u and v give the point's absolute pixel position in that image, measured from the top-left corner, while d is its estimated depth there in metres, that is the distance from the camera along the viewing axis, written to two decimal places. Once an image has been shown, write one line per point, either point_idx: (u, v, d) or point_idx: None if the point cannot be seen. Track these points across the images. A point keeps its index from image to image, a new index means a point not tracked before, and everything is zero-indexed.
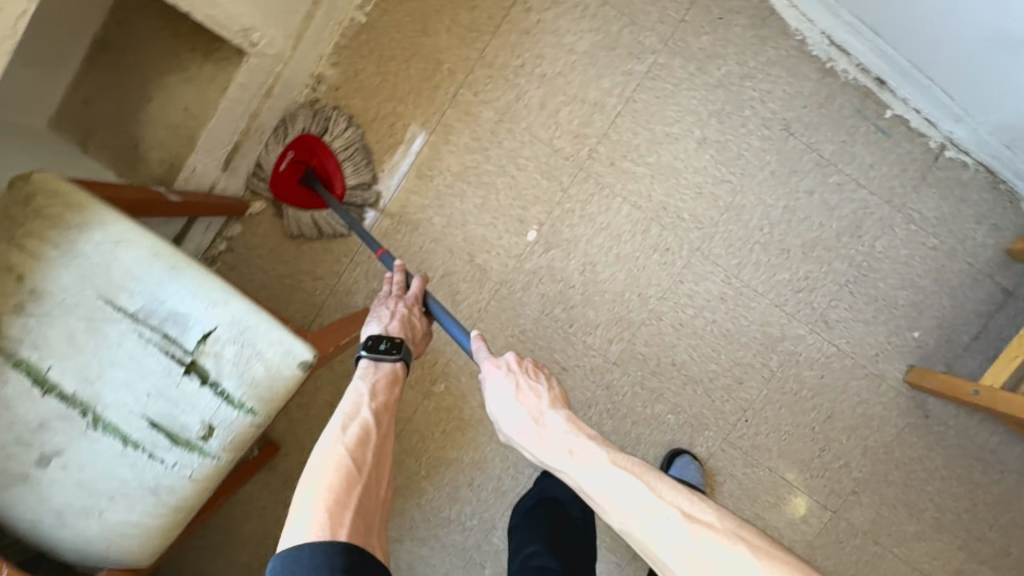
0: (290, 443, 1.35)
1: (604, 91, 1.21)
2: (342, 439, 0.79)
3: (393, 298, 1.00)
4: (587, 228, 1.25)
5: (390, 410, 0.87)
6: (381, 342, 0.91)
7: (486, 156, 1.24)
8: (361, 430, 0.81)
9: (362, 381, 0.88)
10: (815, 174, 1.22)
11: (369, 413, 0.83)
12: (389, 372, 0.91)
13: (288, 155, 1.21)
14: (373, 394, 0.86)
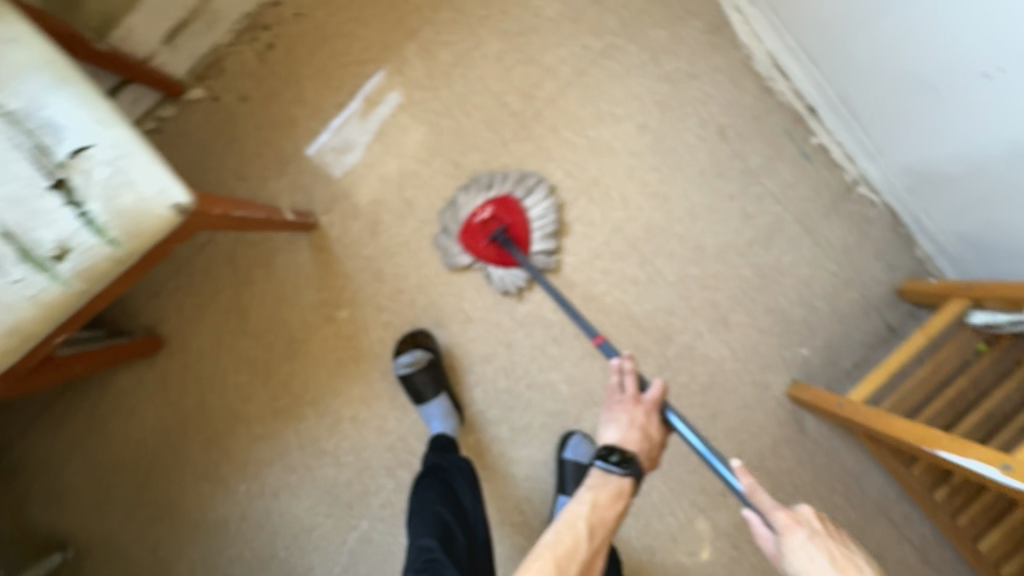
0: (176, 342, 1.30)
1: (560, 60, 1.26)
2: (558, 555, 0.81)
3: (628, 402, 1.01)
4: (518, 186, 1.28)
5: (607, 526, 0.88)
6: (611, 454, 0.94)
7: (436, 95, 1.26)
8: (584, 547, 0.83)
9: (585, 504, 0.89)
10: (739, 182, 1.29)
11: (585, 526, 0.86)
12: (613, 485, 0.92)
13: (484, 212, 1.25)
14: (595, 509, 0.88)
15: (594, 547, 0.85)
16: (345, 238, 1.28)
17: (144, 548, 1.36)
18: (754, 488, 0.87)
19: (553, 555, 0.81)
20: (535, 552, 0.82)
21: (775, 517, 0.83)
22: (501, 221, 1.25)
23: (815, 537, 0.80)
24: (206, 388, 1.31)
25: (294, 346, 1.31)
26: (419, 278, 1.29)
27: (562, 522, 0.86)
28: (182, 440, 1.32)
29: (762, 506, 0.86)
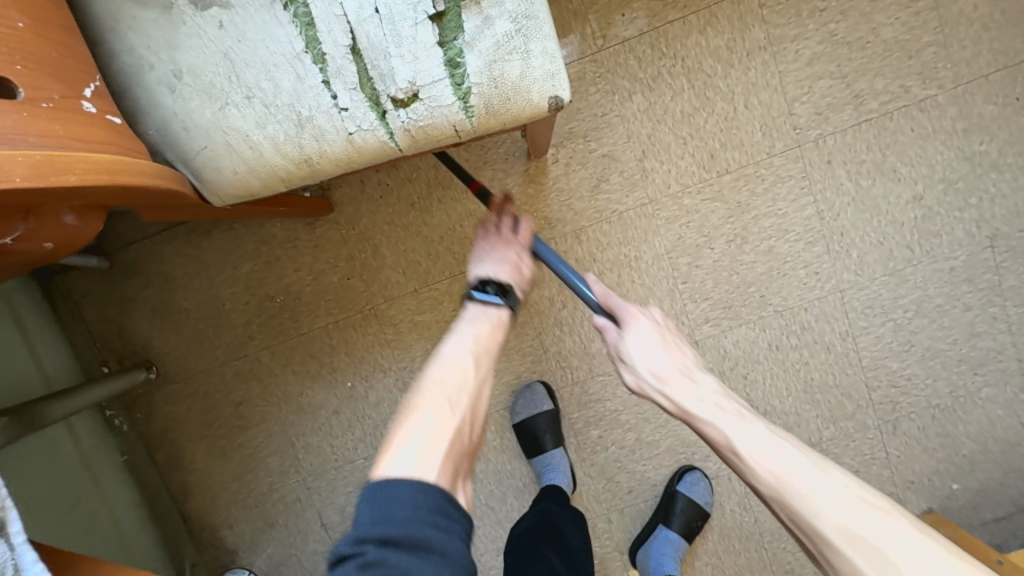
0: (345, 213, 1.19)
1: (872, 91, 1.10)
2: (464, 409, 0.75)
3: (501, 239, 0.97)
4: (762, 203, 1.15)
5: (489, 355, 0.84)
6: (489, 286, 0.91)
7: (725, 71, 1.10)
8: (473, 383, 0.78)
9: (469, 336, 0.84)
10: (983, 297, 1.17)
11: (470, 359, 0.80)
12: (493, 328, 0.88)
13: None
14: (478, 340, 0.83)
15: (482, 379, 0.80)
16: (561, 182, 1.16)
17: (224, 400, 1.27)
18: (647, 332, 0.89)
19: (445, 381, 0.77)
20: (427, 382, 0.77)
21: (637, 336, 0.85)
22: None
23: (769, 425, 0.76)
24: (355, 272, 1.21)
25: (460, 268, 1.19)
26: (618, 254, 1.18)
27: (462, 356, 0.80)
28: (309, 312, 1.23)
29: (618, 318, 0.88)
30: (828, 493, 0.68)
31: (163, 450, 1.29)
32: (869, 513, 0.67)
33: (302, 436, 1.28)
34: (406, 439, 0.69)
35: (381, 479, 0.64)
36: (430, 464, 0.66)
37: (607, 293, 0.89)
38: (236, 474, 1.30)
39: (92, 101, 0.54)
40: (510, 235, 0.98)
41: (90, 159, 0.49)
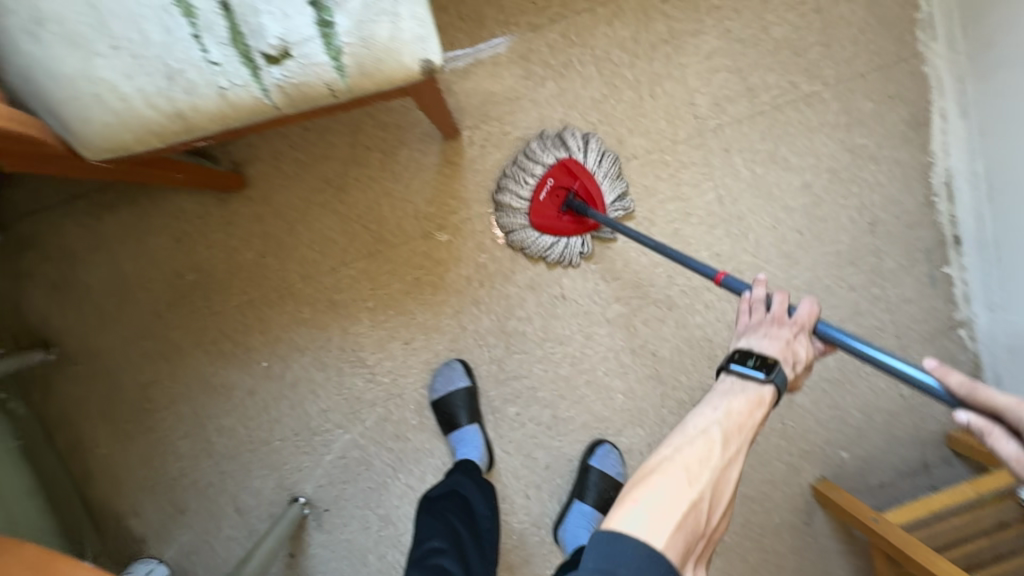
0: (259, 189, 1.18)
1: (764, 86, 1.19)
2: (690, 459, 0.69)
3: (771, 320, 0.83)
4: (667, 188, 1.21)
5: (745, 434, 0.73)
6: (750, 358, 0.78)
7: (632, 61, 1.17)
8: (732, 464, 0.71)
9: (718, 411, 0.75)
10: (866, 278, 1.27)
11: (720, 432, 0.72)
12: (745, 402, 0.76)
13: (548, 181, 1.16)
14: (728, 416, 0.74)
15: (732, 454, 0.71)
16: (477, 163, 1.19)
17: (130, 381, 1.23)
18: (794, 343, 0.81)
19: (689, 460, 0.69)
20: (664, 455, 0.71)
21: (955, 375, 0.69)
22: (568, 187, 1.16)
23: None
24: (271, 249, 1.20)
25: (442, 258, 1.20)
26: (533, 235, 1.22)
27: (716, 418, 0.74)
28: (222, 290, 1.21)
29: (988, 410, 0.66)
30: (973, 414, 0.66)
31: (62, 433, 1.24)
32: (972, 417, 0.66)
33: (214, 418, 1.25)
34: (648, 494, 0.66)
35: (613, 530, 0.63)
36: (659, 530, 0.63)
37: (972, 385, 0.67)
38: (144, 457, 1.26)
39: None
40: (780, 313, 0.82)
41: None
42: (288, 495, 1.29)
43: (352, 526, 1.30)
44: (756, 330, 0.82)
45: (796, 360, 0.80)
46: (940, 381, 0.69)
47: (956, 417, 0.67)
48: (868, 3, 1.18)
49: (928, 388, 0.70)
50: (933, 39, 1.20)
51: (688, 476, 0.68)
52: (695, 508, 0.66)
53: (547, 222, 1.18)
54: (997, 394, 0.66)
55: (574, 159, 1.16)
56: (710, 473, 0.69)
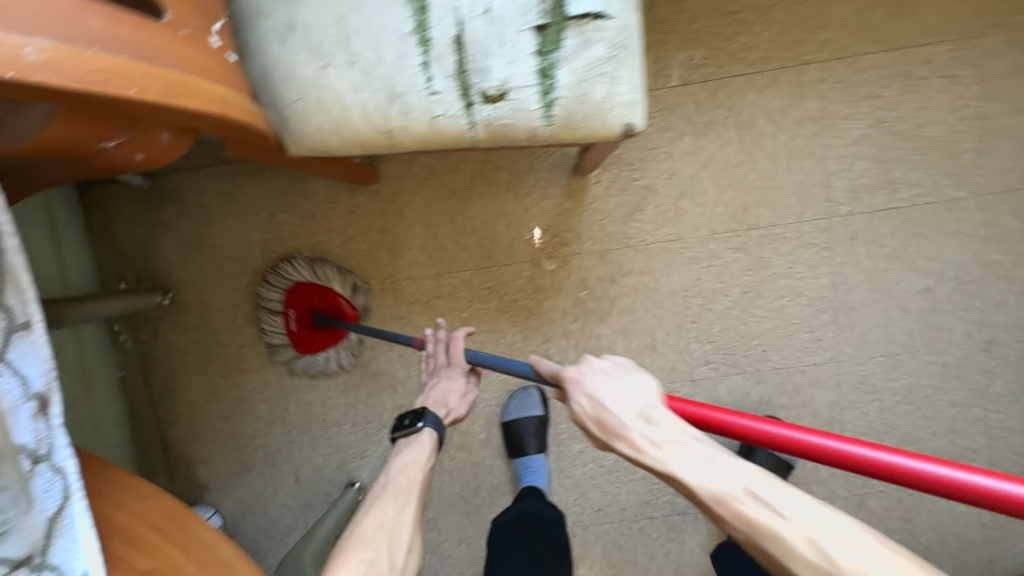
0: (387, 187, 1.23)
1: (908, 182, 1.16)
2: (381, 530, 0.78)
3: (444, 364, 1.05)
4: (782, 263, 1.20)
5: (416, 479, 0.87)
6: (404, 418, 0.96)
7: (774, 133, 1.16)
8: (416, 488, 0.86)
9: (376, 478, 0.88)
10: (970, 396, 1.22)
11: (385, 491, 0.84)
12: (430, 447, 0.93)
13: (290, 311, 1.25)
14: (388, 470, 0.89)
15: (401, 504, 0.83)
16: (599, 202, 1.20)
17: (230, 340, 1.30)
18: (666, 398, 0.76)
19: (373, 532, 0.77)
20: (374, 518, 0.80)
21: (586, 404, 0.77)
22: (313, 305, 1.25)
23: (746, 492, 0.64)
24: (385, 244, 1.25)
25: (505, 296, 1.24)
26: (637, 282, 1.22)
27: (387, 483, 0.86)
28: (332, 272, 1.27)
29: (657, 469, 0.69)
30: (792, 527, 0.61)
31: (156, 375, 1.32)
32: (823, 510, 0.62)
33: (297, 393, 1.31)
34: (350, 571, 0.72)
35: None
36: None
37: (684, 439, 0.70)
38: (224, 414, 1.32)
39: (218, 36, 0.63)
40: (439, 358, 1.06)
41: (210, 90, 0.57)
42: (346, 478, 1.33)
43: None
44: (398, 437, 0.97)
45: (446, 407, 1.00)
46: (624, 375, 0.78)
47: (727, 487, 0.65)
48: None
49: (716, 468, 0.67)
50: None
51: (363, 542, 0.76)
52: (378, 559, 0.74)
53: (316, 348, 1.26)
54: (705, 478, 0.66)
55: (309, 283, 1.24)
56: (369, 559, 0.74)
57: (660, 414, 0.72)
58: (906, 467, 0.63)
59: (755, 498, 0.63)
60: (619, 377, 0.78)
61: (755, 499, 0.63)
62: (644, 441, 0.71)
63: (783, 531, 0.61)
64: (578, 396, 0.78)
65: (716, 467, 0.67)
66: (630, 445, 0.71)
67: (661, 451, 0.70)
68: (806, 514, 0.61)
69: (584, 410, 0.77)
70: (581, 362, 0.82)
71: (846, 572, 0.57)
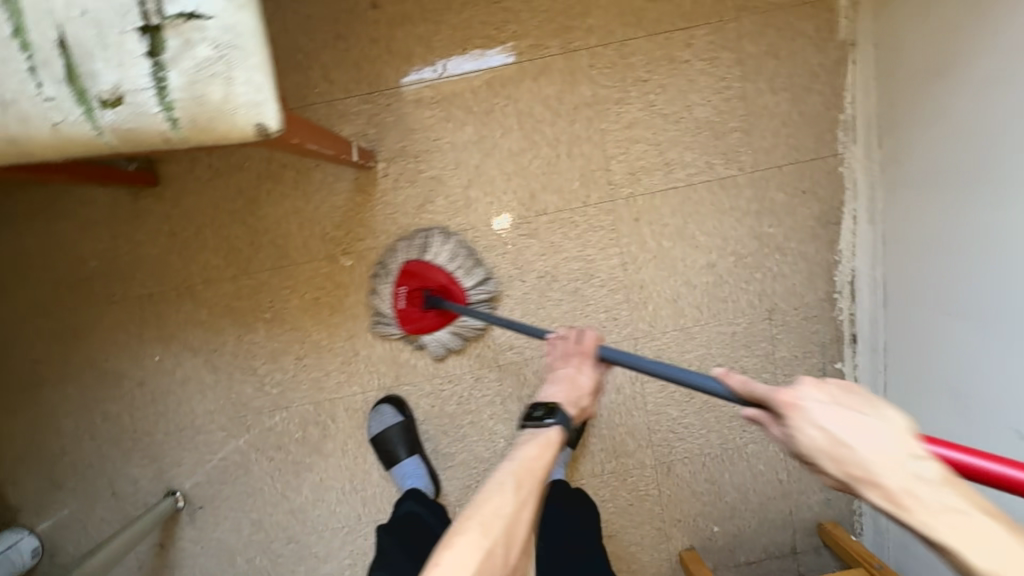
0: (171, 190, 1.20)
1: (681, 162, 1.20)
2: (484, 514, 0.70)
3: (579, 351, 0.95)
4: (573, 246, 1.23)
5: (536, 476, 0.77)
6: (537, 409, 0.86)
7: (553, 120, 1.18)
8: (522, 530, 0.71)
9: (514, 460, 0.78)
10: (759, 363, 1.30)
11: (511, 480, 0.75)
12: (557, 447, 0.82)
13: (401, 290, 1.22)
14: (528, 464, 0.77)
15: (523, 501, 0.73)
16: (388, 194, 1.20)
17: (22, 356, 1.25)
18: (852, 473, 0.58)
19: (483, 516, 0.70)
20: (465, 515, 0.71)
21: (806, 429, 0.61)
22: (423, 286, 1.22)
23: (826, 431, 0.60)
24: (176, 249, 1.22)
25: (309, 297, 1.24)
26: (435, 273, 1.24)
27: (511, 471, 0.76)
28: (123, 279, 1.22)
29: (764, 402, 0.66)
30: (878, 448, 0.56)
31: None
32: (896, 439, 0.56)
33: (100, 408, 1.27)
34: (462, 550, 0.66)
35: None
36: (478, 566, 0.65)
37: (797, 399, 0.62)
38: (28, 432, 1.28)
39: None
40: (568, 344, 0.96)
41: None
42: (166, 487, 1.32)
43: (225, 526, 1.33)
44: (555, 362, 0.96)
45: (577, 407, 0.90)
46: (868, 408, 0.60)
47: (891, 479, 0.55)
48: (796, 96, 1.19)
49: (891, 438, 0.56)
50: (854, 142, 1.21)
51: (483, 528, 0.69)
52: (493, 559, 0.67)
53: (422, 329, 1.24)
54: (884, 462, 0.56)
55: (418, 260, 1.22)
56: (484, 548, 0.67)
57: (841, 424, 0.59)
58: (986, 469, 0.57)
59: (953, 485, 0.54)
60: (842, 397, 0.62)
61: (901, 495, 0.54)
62: (909, 497, 0.54)
63: (902, 506, 0.54)
64: (873, 483, 0.56)
65: (887, 435, 0.57)
66: (840, 467, 0.58)
67: (857, 461, 0.57)
68: (895, 449, 0.56)
69: (949, 543, 0.51)
70: (794, 388, 0.64)
71: (913, 489, 0.54)
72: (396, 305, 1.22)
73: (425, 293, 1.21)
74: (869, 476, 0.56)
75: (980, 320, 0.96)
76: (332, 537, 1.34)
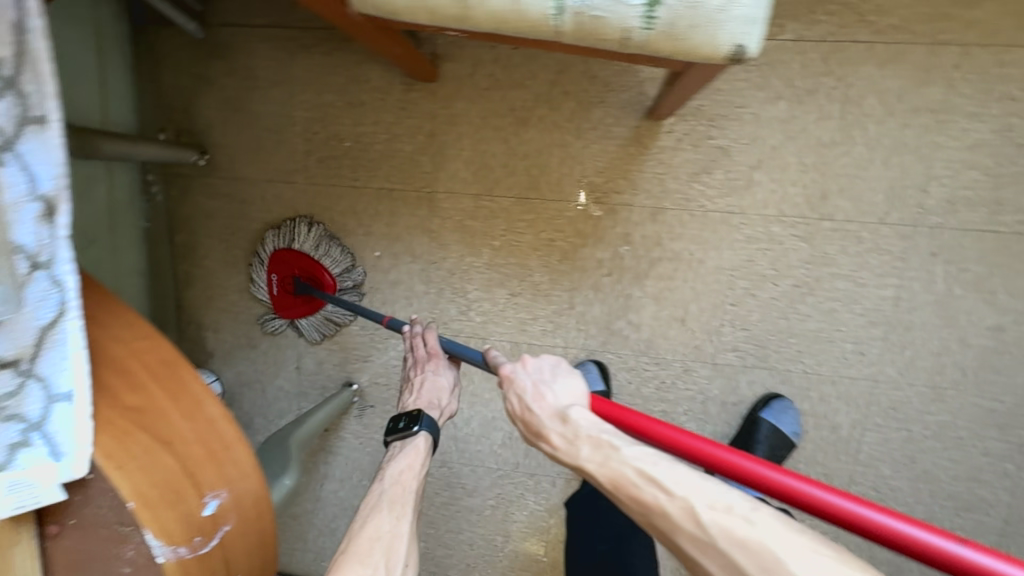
0: (445, 89, 1.14)
1: (1016, 204, 1.02)
2: (365, 556, 0.76)
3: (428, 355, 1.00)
4: (846, 263, 1.09)
5: (412, 488, 0.85)
6: (398, 422, 0.92)
7: (883, 117, 1.02)
8: (410, 498, 0.84)
9: (384, 480, 0.86)
10: (1006, 450, 1.13)
11: (365, 501, 0.83)
12: (424, 453, 0.90)
13: (274, 278, 1.26)
14: (362, 516, 0.81)
15: (399, 515, 0.82)
16: (665, 152, 1.10)
17: (258, 216, 1.28)
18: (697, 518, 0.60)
19: (357, 551, 0.76)
20: (353, 533, 0.79)
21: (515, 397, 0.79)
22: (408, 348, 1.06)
23: (604, 441, 0.69)
24: (430, 151, 1.18)
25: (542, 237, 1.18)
26: (683, 249, 1.14)
27: (381, 493, 0.84)
28: (370, 167, 1.21)
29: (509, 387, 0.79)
30: (753, 526, 0.57)
31: (182, 234, 1.31)
32: (729, 493, 0.61)
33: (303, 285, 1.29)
34: None
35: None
36: None
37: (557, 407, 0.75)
38: (240, 287, 1.32)
39: None
40: (419, 353, 1.00)
41: None
42: (345, 377, 1.34)
43: None
44: (410, 378, 0.98)
45: (439, 409, 0.95)
46: (561, 376, 0.79)
47: (678, 499, 0.61)
48: None
49: (714, 488, 0.61)
50: None
51: (361, 559, 0.75)
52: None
53: (299, 313, 1.29)
54: (692, 493, 0.61)
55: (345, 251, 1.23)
56: None
57: (666, 472, 0.63)
58: (891, 527, 0.59)
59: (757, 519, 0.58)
60: (573, 397, 0.76)
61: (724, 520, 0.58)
62: (710, 509, 0.60)
63: (751, 537, 0.57)
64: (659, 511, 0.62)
65: (670, 466, 0.64)
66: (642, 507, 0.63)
67: (612, 449, 0.68)
68: (731, 498, 0.60)
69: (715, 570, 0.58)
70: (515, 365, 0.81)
71: (758, 539, 0.56)
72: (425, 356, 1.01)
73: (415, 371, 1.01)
74: (653, 500, 0.62)
75: None
76: (483, 475, 1.33)
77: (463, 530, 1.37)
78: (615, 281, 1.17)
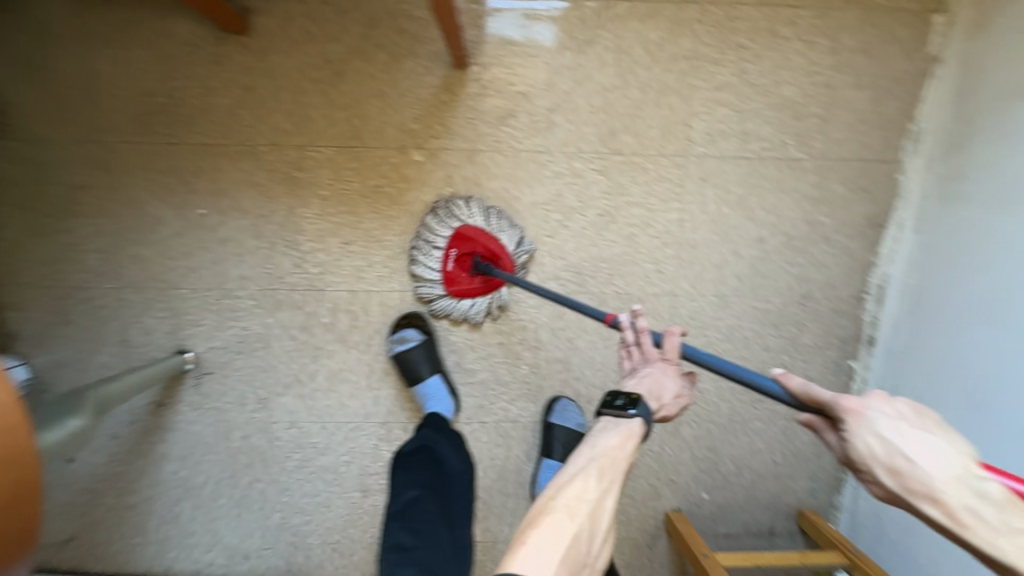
0: (258, 43, 1.17)
1: (758, 134, 1.25)
2: (578, 509, 0.71)
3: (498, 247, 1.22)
4: (638, 192, 1.26)
5: (619, 470, 0.76)
6: (618, 398, 0.82)
7: (649, 64, 1.21)
8: (620, 475, 0.76)
9: (595, 447, 0.78)
10: (781, 344, 1.35)
11: (592, 474, 0.74)
12: (639, 439, 0.79)
13: (451, 253, 1.24)
14: (586, 488, 0.73)
15: (605, 489, 0.74)
16: (474, 99, 1.21)
17: (62, 178, 1.20)
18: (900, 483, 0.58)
19: (566, 500, 0.72)
20: (550, 495, 0.73)
21: (860, 437, 0.60)
22: (480, 245, 1.23)
23: (888, 438, 0.58)
24: (249, 104, 1.19)
25: (370, 182, 1.23)
26: (500, 188, 1.24)
27: (591, 459, 0.76)
28: (187, 123, 1.19)
29: (819, 408, 0.66)
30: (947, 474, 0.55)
31: None
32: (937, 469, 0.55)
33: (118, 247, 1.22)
34: (538, 541, 0.67)
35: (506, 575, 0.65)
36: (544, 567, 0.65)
37: (808, 385, 0.68)
38: (46, 258, 1.23)
39: None
40: (649, 349, 0.89)
41: None
42: (177, 346, 1.28)
43: (229, 397, 1.30)
44: (636, 368, 0.90)
45: (660, 404, 0.84)
46: (923, 427, 0.59)
47: (948, 473, 0.55)
48: (875, 97, 1.25)
49: (940, 454, 0.56)
50: (915, 154, 1.28)
51: (568, 510, 0.71)
52: (576, 537, 0.69)
53: (466, 292, 1.26)
54: (944, 478, 0.55)
55: (474, 226, 1.22)
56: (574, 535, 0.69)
57: (903, 437, 0.58)
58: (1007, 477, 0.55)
59: (976, 481, 0.54)
60: (909, 421, 0.59)
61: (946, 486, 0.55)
62: (938, 490, 0.55)
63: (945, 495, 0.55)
64: (876, 454, 0.59)
65: (938, 449, 0.56)
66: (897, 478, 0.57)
67: (914, 477, 0.56)
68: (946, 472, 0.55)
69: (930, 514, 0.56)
70: (857, 396, 0.63)
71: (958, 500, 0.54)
72: (444, 267, 1.24)
73: (473, 262, 1.23)
74: (914, 473, 0.56)
75: (1009, 324, 1.04)
76: (335, 431, 1.33)
77: (319, 491, 1.35)
78: (441, 222, 1.25)
